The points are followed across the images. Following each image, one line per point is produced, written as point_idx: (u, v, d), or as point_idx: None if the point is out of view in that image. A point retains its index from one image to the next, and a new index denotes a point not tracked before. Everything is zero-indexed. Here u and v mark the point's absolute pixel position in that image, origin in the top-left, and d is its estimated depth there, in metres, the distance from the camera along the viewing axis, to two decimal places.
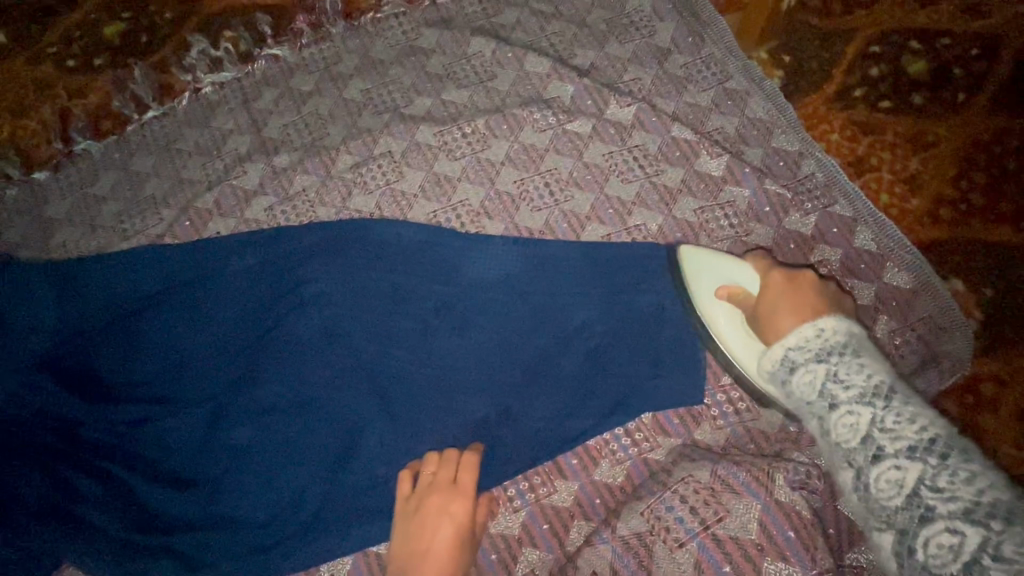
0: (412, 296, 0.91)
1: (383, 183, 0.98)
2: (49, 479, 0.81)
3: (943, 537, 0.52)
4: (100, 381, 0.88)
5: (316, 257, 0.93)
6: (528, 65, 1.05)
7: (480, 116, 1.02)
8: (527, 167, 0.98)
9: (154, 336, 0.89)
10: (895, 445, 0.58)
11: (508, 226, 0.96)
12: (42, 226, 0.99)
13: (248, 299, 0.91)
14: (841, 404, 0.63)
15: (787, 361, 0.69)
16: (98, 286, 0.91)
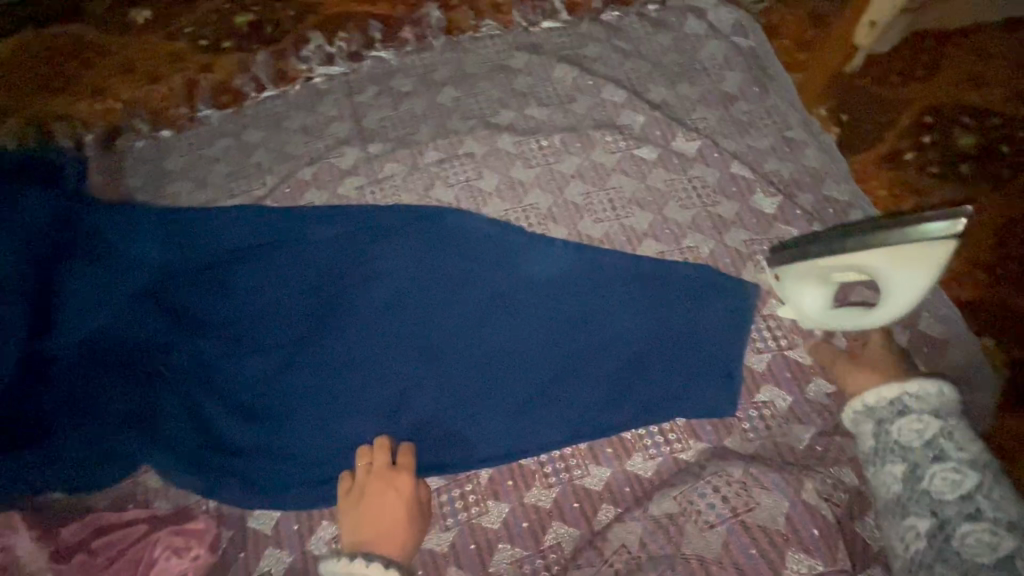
0: (476, 281, 1.00)
1: (463, 178, 1.09)
2: (138, 391, 0.91)
3: (978, 534, 0.59)
4: (189, 313, 0.98)
5: (394, 234, 1.03)
6: (605, 93, 1.16)
7: (557, 132, 1.13)
8: (594, 182, 1.08)
9: (242, 282, 1.00)
10: (961, 454, 0.63)
11: (570, 231, 1.04)
12: (160, 177, 1.12)
13: (330, 262, 1.01)
14: (912, 413, 0.68)
15: (897, 403, 0.69)
16: (202, 234, 1.03)
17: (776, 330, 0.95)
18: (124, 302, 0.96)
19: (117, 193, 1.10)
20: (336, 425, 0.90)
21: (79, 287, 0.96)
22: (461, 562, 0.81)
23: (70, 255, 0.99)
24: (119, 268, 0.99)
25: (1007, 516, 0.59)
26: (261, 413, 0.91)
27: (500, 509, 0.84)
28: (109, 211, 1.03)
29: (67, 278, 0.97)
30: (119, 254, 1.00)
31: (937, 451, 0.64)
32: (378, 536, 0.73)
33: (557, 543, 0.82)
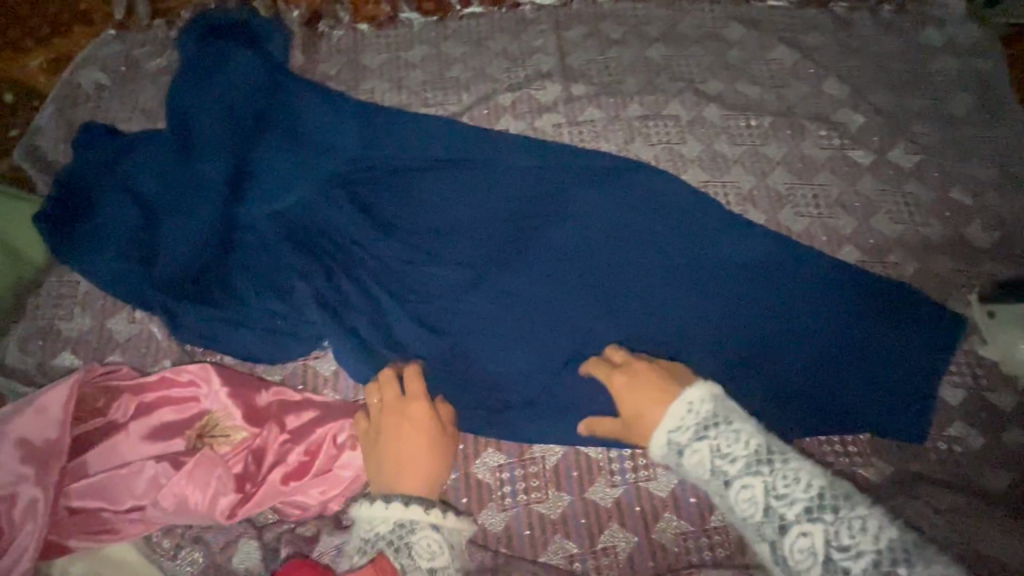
0: (665, 248, 0.97)
1: (665, 140, 1.04)
2: (322, 274, 0.89)
3: (800, 541, 0.60)
4: (375, 212, 0.96)
5: (590, 181, 0.99)
6: (825, 85, 1.09)
7: (768, 115, 1.07)
8: (800, 175, 1.03)
9: (431, 194, 0.98)
10: (736, 467, 0.63)
11: (769, 219, 1.00)
12: (356, 70, 1.09)
13: (520, 195, 0.99)
14: (688, 446, 0.66)
15: (679, 434, 0.67)
16: (396, 135, 1.00)
17: (973, 369, 0.91)
18: (318, 188, 0.95)
19: (313, 77, 1.08)
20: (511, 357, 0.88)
21: (276, 164, 0.95)
22: (625, 521, 0.79)
23: (268, 129, 0.97)
24: (315, 153, 0.97)
25: (871, 556, 0.57)
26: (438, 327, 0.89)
27: (669, 480, 0.82)
28: (311, 92, 1.00)
29: (265, 150, 0.95)
30: (317, 139, 0.98)
31: (721, 477, 0.64)
32: (396, 467, 0.66)
33: (724, 525, 0.79)
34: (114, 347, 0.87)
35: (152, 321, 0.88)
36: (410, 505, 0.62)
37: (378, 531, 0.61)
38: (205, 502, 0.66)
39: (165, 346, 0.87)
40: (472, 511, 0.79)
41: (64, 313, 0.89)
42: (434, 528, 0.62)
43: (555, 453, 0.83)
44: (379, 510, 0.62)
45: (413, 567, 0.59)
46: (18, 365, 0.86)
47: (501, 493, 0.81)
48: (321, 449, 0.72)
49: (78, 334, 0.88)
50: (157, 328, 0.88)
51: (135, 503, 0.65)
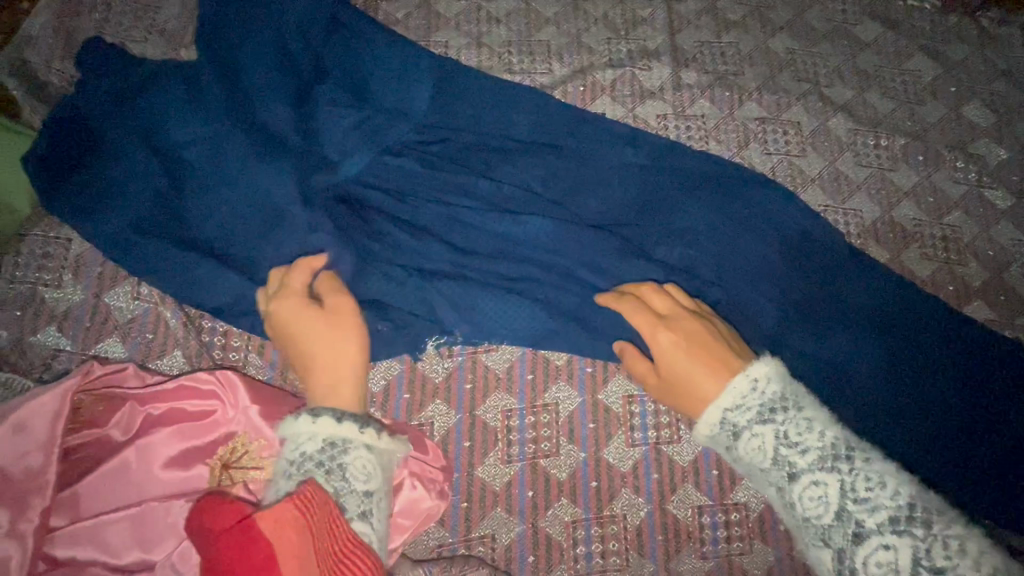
0: (780, 279, 0.82)
1: (784, 150, 0.89)
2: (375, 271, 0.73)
3: (880, 553, 0.51)
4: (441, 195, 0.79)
5: (695, 190, 0.84)
6: (964, 109, 0.95)
7: (900, 136, 0.93)
8: (930, 210, 0.90)
9: (510, 182, 0.81)
10: (807, 459, 0.55)
11: (891, 257, 0.87)
12: (428, 18, 0.91)
13: (615, 195, 0.83)
14: (743, 430, 0.57)
15: (726, 426, 0.58)
16: (474, 106, 0.83)
17: None
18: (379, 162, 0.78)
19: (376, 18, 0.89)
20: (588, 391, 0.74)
21: (327, 119, 0.76)
22: None
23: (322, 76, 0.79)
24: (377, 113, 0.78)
25: None
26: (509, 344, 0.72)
27: (768, 557, 0.70)
28: (378, 37, 0.82)
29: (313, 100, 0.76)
30: (380, 97, 0.81)
31: (786, 468, 0.56)
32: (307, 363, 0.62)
33: None
34: (113, 329, 0.71)
35: (165, 302, 0.72)
36: (344, 419, 0.53)
37: (305, 451, 0.52)
38: None
39: (178, 335, 0.71)
40: (539, 572, 0.68)
41: (51, 279, 0.72)
42: (367, 447, 0.54)
43: (638, 512, 0.70)
44: (305, 424, 0.53)
45: (346, 490, 0.51)
46: None
47: (573, 554, 0.68)
48: None
49: (68, 307, 0.71)
50: (170, 312, 0.72)
51: (144, 557, 0.50)
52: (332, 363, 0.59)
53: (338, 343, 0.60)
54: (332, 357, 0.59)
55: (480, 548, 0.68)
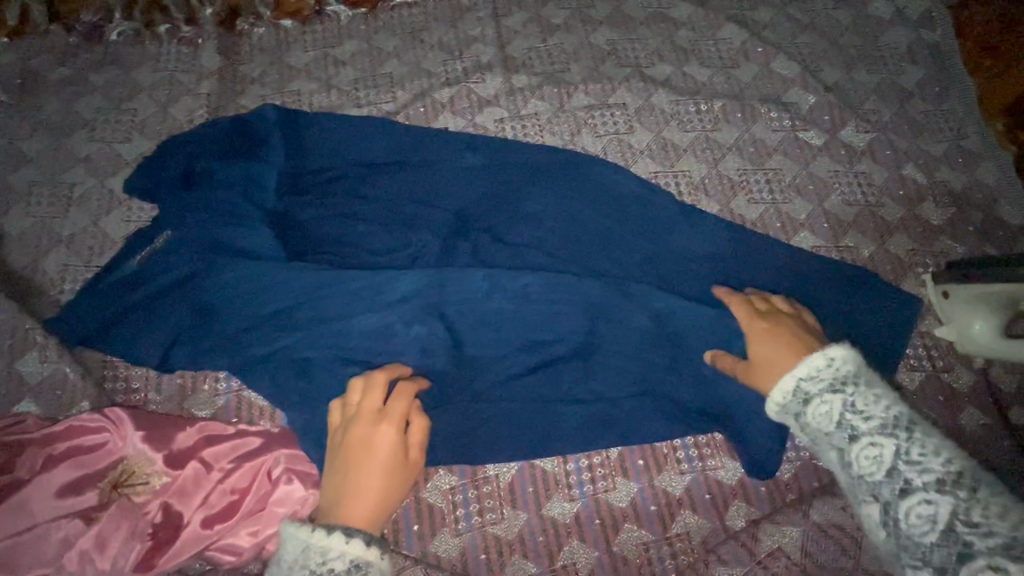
0: (622, 244, 0.91)
1: (613, 131, 1.00)
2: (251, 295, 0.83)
3: (921, 507, 0.51)
4: (303, 228, 0.88)
5: (537, 180, 0.94)
6: (774, 65, 1.06)
7: (718, 98, 1.03)
8: (753, 160, 0.99)
9: (368, 200, 0.90)
10: (926, 478, 0.52)
11: (722, 207, 0.97)
12: (280, 71, 1.02)
13: (466, 195, 0.92)
14: (815, 398, 0.60)
15: (800, 394, 0.61)
16: (328, 143, 0.94)
17: (931, 350, 0.89)
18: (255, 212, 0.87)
19: (234, 79, 1.00)
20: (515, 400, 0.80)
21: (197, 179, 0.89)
22: (585, 536, 0.76)
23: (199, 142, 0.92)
24: (254, 172, 0.89)
25: (936, 477, 0.52)
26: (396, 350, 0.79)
27: (630, 489, 0.79)
28: None
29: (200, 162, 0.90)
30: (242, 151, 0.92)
31: (849, 430, 0.58)
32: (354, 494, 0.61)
33: (686, 533, 0.77)
34: (26, 392, 0.80)
35: (69, 359, 0.81)
36: (372, 544, 0.55)
37: (333, 569, 0.54)
38: (116, 558, 0.62)
39: (84, 385, 0.80)
40: (425, 538, 0.76)
41: None
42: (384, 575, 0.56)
43: (509, 470, 0.79)
44: (334, 542, 0.55)
45: None
46: None
47: (454, 517, 0.77)
48: (253, 482, 0.69)
49: None
50: (73, 367, 0.81)
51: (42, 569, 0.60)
52: (371, 495, 0.61)
53: (404, 464, 0.65)
54: (386, 482, 0.62)
55: None
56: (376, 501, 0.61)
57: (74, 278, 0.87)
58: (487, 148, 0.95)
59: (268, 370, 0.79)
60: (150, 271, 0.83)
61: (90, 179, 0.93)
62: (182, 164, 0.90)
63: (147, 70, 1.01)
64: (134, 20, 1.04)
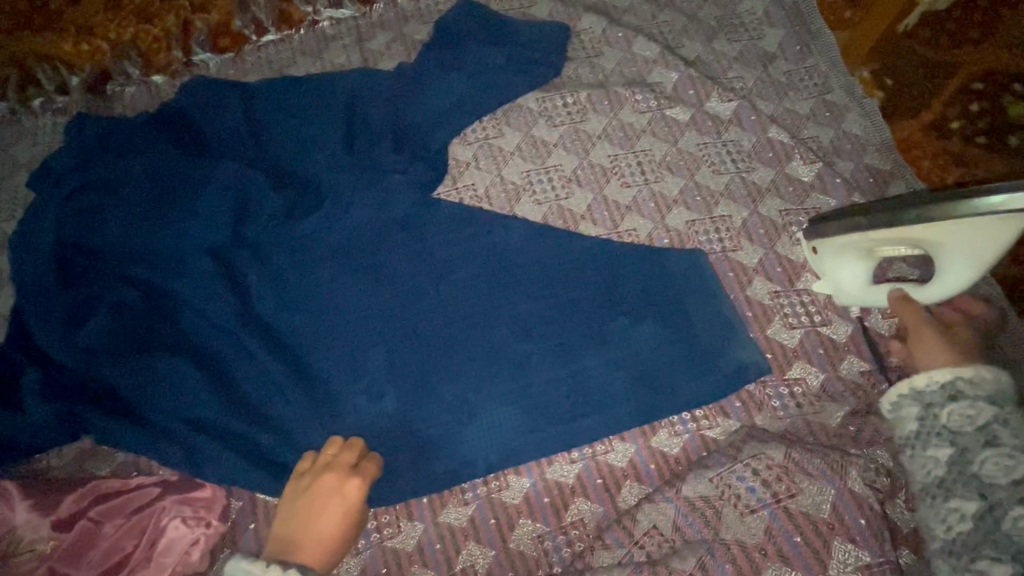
0: (423, 305, 0.90)
1: (482, 137, 1.02)
2: (85, 328, 0.85)
3: (1001, 458, 0.56)
4: (117, 254, 0.90)
5: (375, 265, 0.92)
6: (635, 48, 1.07)
7: (583, 90, 1.05)
8: (622, 144, 1.01)
9: (195, 216, 0.91)
10: (1017, 440, 0.56)
11: (595, 195, 0.98)
12: (119, 148, 0.96)
13: (304, 285, 0.91)
14: (965, 397, 0.61)
15: (948, 387, 0.62)
16: (175, 285, 0.89)
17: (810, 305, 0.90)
18: (106, 291, 0.87)
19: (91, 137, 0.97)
20: (435, 326, 0.89)
21: (43, 224, 0.88)
22: (481, 538, 0.78)
23: (52, 187, 0.91)
24: (111, 279, 0.88)
25: None
26: (317, 337, 0.88)
27: (522, 486, 0.81)
28: (109, 151, 0.96)
29: (45, 211, 0.89)
30: (101, 187, 0.91)
31: (988, 437, 0.57)
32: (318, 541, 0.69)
33: (579, 520, 0.79)
34: None
35: None
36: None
37: None
38: None
39: None
40: None
41: None
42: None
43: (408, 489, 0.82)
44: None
45: None
46: None
47: None
48: (142, 535, 0.73)
49: None
50: None
51: None
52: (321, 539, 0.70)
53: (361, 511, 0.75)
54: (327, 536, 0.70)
55: None
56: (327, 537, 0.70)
57: None
58: (383, 266, 0.92)
59: (132, 405, 0.83)
60: (45, 350, 0.84)
61: None
62: (43, 244, 0.87)
63: (24, 146, 1.03)
64: (7, 99, 1.06)
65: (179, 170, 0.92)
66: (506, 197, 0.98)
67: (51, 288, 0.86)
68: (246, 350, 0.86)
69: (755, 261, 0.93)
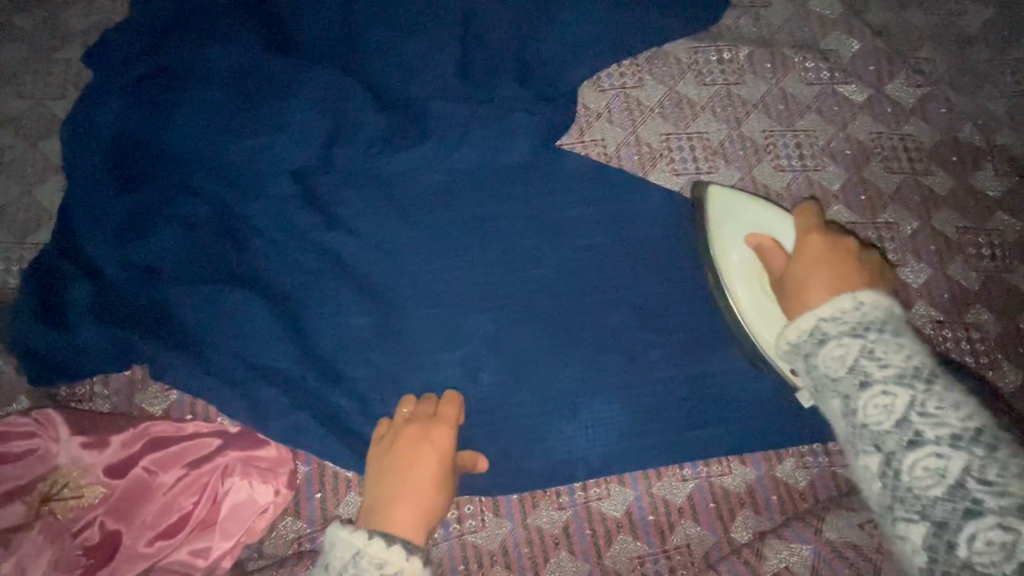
0: (532, 273, 0.77)
1: (619, 85, 0.86)
2: (145, 245, 0.72)
3: (879, 398, 0.50)
4: (185, 159, 0.76)
5: (483, 218, 0.78)
6: (812, 4, 0.90)
7: (744, 45, 0.88)
8: (781, 119, 0.86)
9: (284, 130, 0.77)
10: (886, 371, 0.51)
11: (743, 175, 0.84)
12: (193, 28, 0.80)
13: (398, 229, 0.77)
14: (831, 339, 0.55)
15: (816, 333, 0.56)
16: (250, 209, 0.76)
17: (975, 343, 0.78)
18: (170, 203, 0.74)
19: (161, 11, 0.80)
20: (544, 301, 0.76)
21: (105, 116, 0.75)
22: (574, 548, 0.70)
23: (116, 70, 0.77)
24: (177, 190, 0.75)
25: (898, 369, 0.51)
26: (407, 292, 0.76)
27: (625, 497, 0.71)
28: (181, 33, 0.80)
29: (110, 100, 0.76)
30: (175, 80, 0.77)
31: (861, 375, 0.52)
32: (411, 500, 0.59)
33: (686, 544, 0.70)
34: None
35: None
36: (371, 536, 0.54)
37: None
38: None
39: (15, 380, 0.71)
40: None
41: None
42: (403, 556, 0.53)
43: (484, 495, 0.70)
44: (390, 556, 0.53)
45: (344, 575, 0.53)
46: None
47: None
48: (203, 493, 0.63)
49: None
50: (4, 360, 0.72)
51: None
52: (420, 493, 0.60)
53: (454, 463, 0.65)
54: (432, 485, 0.61)
55: None
56: (426, 489, 0.61)
57: (3, 255, 0.77)
58: (491, 222, 0.78)
59: (188, 340, 0.70)
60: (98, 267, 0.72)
61: (20, 142, 0.82)
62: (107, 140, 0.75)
63: (79, 13, 0.87)
64: None
65: (268, 74, 0.79)
66: (639, 159, 0.83)
67: (110, 190, 0.73)
68: (327, 299, 0.74)
69: (920, 283, 0.80)
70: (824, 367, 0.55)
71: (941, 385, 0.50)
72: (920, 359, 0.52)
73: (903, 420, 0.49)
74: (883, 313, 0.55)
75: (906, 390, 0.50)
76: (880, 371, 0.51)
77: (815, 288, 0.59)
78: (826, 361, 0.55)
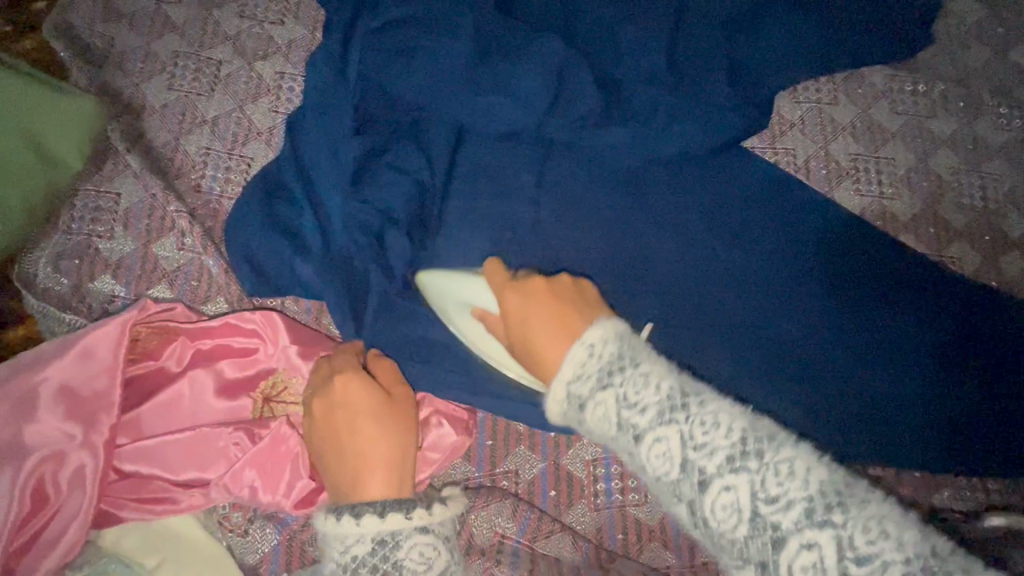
0: (715, 267, 0.79)
1: (813, 100, 0.88)
2: (357, 178, 0.75)
3: (724, 496, 0.40)
4: (404, 108, 0.80)
5: (672, 209, 0.80)
6: (1011, 54, 0.91)
7: (941, 82, 0.89)
8: (969, 159, 0.86)
9: (496, 89, 0.79)
10: (712, 456, 0.40)
11: (925, 207, 0.85)
12: None
13: (590, 206, 0.80)
14: (648, 431, 0.43)
15: (622, 422, 0.44)
16: (457, 161, 0.79)
17: None
18: (387, 145, 0.78)
19: None
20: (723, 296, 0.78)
21: (333, 48, 0.78)
22: None
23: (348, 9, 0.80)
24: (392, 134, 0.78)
25: (728, 450, 0.40)
26: (590, 264, 0.78)
27: None
28: None
29: (341, 36, 0.79)
30: (401, 23, 0.80)
31: (694, 473, 0.41)
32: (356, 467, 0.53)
33: None
34: (162, 277, 0.75)
35: (209, 251, 0.76)
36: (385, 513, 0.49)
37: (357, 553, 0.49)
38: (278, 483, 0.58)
39: (222, 282, 0.75)
40: (561, 505, 0.70)
41: (104, 230, 0.77)
42: (422, 530, 0.50)
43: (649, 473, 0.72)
44: (348, 526, 0.49)
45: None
46: (52, 284, 0.74)
47: (594, 490, 0.71)
48: None
49: (120, 257, 0.76)
50: (212, 261, 0.76)
51: (200, 475, 0.58)
52: (364, 458, 0.53)
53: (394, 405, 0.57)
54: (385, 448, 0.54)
55: (506, 482, 0.71)
56: (387, 454, 0.53)
57: (215, 163, 0.80)
58: (681, 212, 0.80)
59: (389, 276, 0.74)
60: (314, 194, 0.76)
61: (239, 60, 0.85)
62: (333, 68, 0.77)
63: None
64: None
65: (488, 32, 0.80)
66: (826, 174, 0.85)
67: (334, 121, 0.77)
68: (517, 260, 0.77)
69: None
70: (716, 523, 0.40)
71: (772, 450, 0.39)
72: (739, 423, 0.41)
73: (755, 516, 0.38)
74: (644, 349, 0.46)
75: (743, 477, 0.39)
76: (771, 510, 0.38)
77: (538, 337, 0.51)
78: (651, 460, 0.43)
